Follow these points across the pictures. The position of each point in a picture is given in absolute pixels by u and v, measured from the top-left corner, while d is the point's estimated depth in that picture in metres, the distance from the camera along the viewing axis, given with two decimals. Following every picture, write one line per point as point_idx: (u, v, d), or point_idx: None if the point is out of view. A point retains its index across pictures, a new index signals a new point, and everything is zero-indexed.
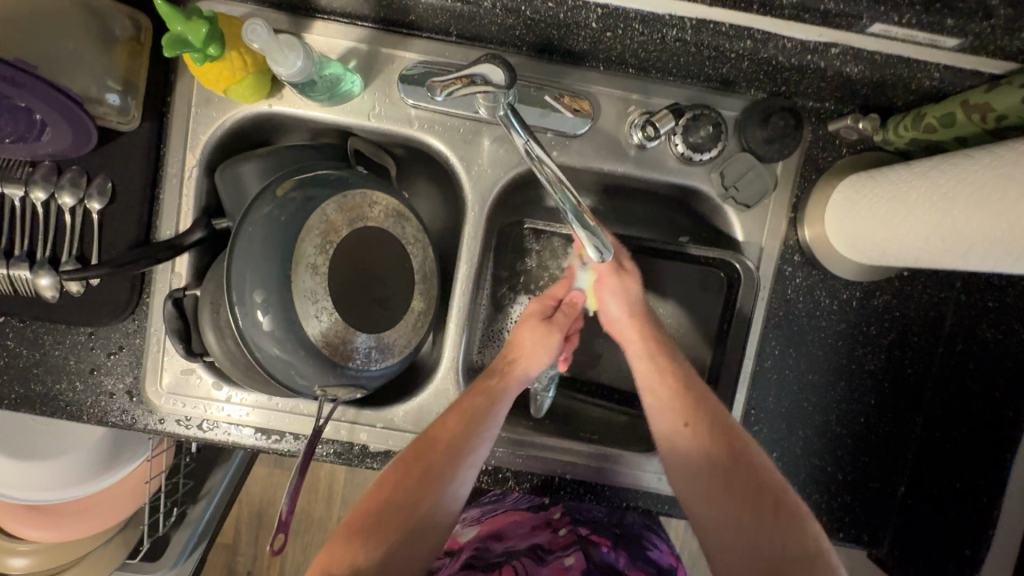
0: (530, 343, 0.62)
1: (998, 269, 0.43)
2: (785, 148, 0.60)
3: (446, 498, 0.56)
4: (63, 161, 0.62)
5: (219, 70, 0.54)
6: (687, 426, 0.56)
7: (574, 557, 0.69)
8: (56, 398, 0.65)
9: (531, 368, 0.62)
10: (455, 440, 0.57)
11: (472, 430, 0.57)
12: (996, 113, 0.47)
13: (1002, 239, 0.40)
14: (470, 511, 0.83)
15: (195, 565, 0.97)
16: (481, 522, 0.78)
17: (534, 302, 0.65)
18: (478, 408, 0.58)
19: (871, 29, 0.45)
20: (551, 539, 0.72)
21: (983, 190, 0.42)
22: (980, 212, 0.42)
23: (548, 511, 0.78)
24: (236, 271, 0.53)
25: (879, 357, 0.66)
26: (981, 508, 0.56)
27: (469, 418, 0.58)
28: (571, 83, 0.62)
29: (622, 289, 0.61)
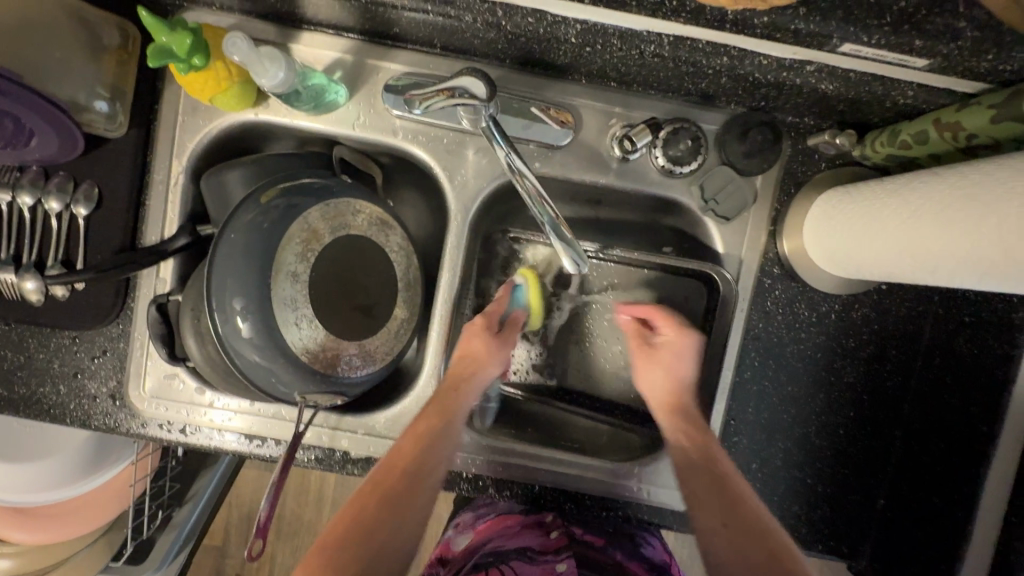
0: (479, 354, 0.65)
1: (968, 286, 0.44)
2: (764, 162, 0.61)
3: (410, 521, 0.57)
4: (51, 167, 0.63)
5: (204, 79, 0.55)
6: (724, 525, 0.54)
7: (565, 563, 0.63)
8: (40, 400, 0.65)
9: (481, 382, 0.65)
10: (412, 464, 0.59)
11: (429, 451, 0.60)
12: (967, 132, 0.48)
13: (970, 257, 0.41)
14: (465, 516, 0.79)
15: (179, 568, 0.97)
16: (474, 529, 0.74)
17: (479, 317, 0.67)
18: (432, 430, 0.61)
19: (842, 49, 0.46)
20: (542, 541, 0.66)
21: (953, 208, 0.42)
22: (949, 230, 0.42)
23: (540, 513, 0.71)
24: (217, 277, 0.54)
25: (858, 370, 0.66)
26: (957, 523, 0.56)
27: (426, 441, 0.60)
28: (553, 95, 0.63)
29: (653, 373, 0.65)
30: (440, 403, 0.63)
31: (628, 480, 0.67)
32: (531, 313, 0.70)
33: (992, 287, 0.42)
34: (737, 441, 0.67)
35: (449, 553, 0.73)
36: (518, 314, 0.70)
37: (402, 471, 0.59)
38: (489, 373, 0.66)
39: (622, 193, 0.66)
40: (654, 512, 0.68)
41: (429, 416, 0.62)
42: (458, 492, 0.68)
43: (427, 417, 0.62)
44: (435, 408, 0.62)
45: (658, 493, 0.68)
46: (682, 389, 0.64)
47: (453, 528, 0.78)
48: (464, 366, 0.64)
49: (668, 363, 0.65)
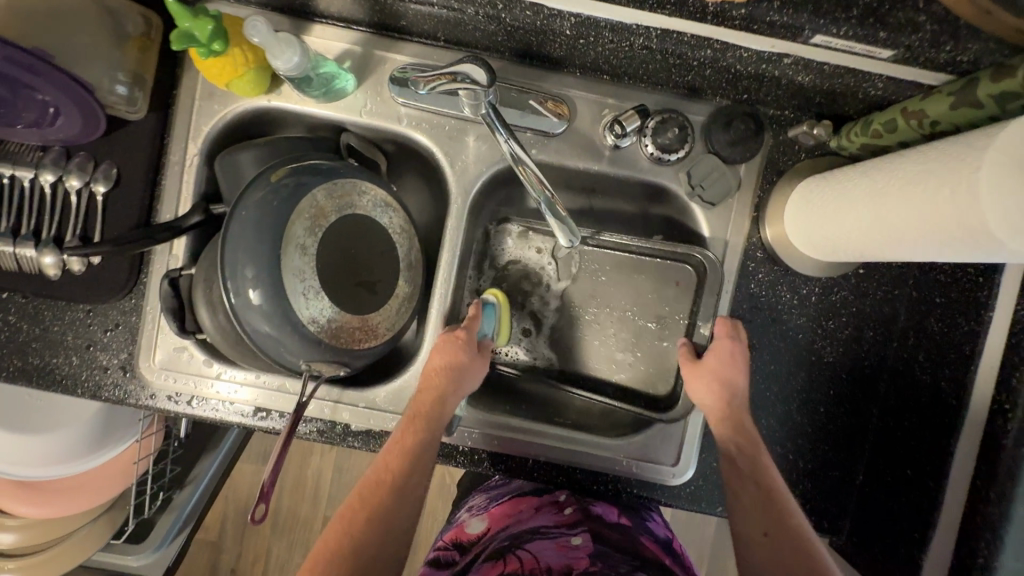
0: (459, 370, 0.65)
1: (932, 258, 0.47)
2: (747, 151, 0.65)
3: (396, 537, 0.61)
4: (72, 147, 0.66)
5: (222, 64, 0.59)
6: (767, 536, 0.59)
7: (580, 537, 0.68)
8: (53, 371, 0.68)
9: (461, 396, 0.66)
10: (395, 481, 0.62)
11: (412, 467, 0.62)
12: (930, 119, 0.52)
13: (938, 227, 0.44)
14: (478, 499, 0.84)
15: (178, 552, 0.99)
16: (489, 512, 0.78)
17: (458, 333, 0.67)
18: (412, 446, 0.62)
19: (814, 40, 0.50)
20: (556, 518, 0.72)
21: (921, 183, 0.45)
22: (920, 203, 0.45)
23: (553, 494, 0.76)
24: (230, 247, 0.57)
25: (837, 350, 0.69)
26: (928, 493, 0.59)
27: (407, 458, 0.62)
28: (550, 87, 0.67)
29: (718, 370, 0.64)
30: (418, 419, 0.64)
31: (619, 455, 0.70)
32: (498, 333, 0.72)
33: (954, 258, 0.45)
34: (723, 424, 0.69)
35: (462, 536, 0.77)
36: (488, 333, 0.70)
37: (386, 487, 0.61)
38: (470, 388, 0.67)
39: (613, 180, 0.70)
40: (643, 487, 0.71)
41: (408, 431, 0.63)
42: (454, 464, 0.71)
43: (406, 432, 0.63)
44: (413, 424, 0.64)
45: (648, 469, 0.70)
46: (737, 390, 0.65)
47: (464, 511, 0.83)
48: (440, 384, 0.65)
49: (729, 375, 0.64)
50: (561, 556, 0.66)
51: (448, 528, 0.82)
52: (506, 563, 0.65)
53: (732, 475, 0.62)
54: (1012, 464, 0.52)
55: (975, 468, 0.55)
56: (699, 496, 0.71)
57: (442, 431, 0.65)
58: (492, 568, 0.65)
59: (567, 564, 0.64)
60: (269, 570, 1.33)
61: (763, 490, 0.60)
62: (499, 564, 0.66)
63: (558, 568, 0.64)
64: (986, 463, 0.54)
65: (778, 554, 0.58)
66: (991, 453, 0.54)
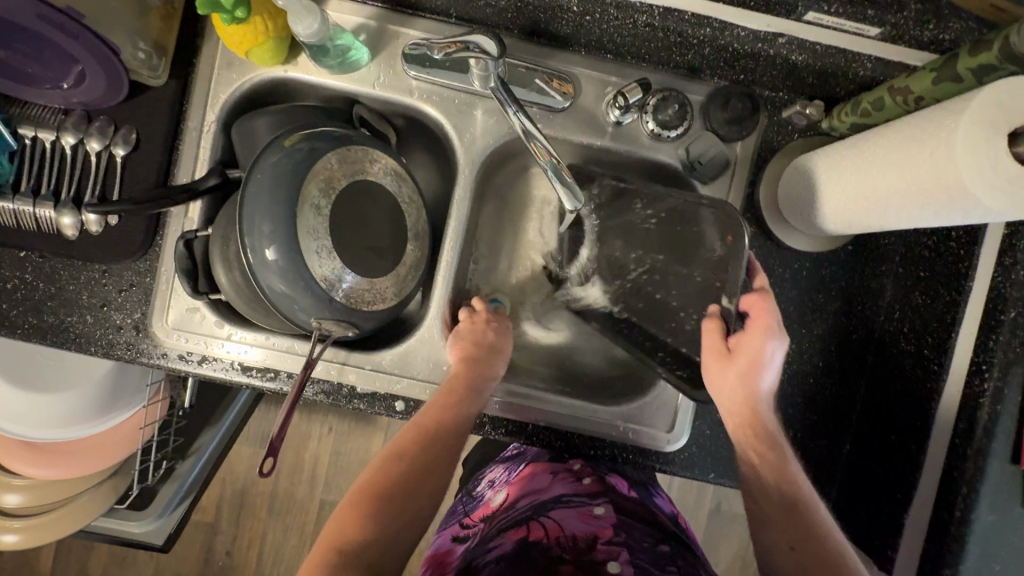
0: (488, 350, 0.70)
1: (922, 221, 0.50)
2: (743, 129, 0.68)
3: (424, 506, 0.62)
4: (94, 111, 0.68)
5: (243, 32, 0.61)
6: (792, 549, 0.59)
7: (603, 507, 0.66)
8: (66, 329, 0.69)
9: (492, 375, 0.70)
10: (426, 452, 0.64)
11: (445, 441, 0.64)
12: (914, 95, 0.55)
13: (925, 188, 0.47)
14: (498, 474, 0.83)
15: (184, 511, 1.04)
16: (508, 484, 0.78)
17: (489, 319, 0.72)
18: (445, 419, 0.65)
19: (807, 16, 0.53)
20: (575, 487, 0.70)
21: (907, 147, 0.48)
22: (907, 166, 0.48)
23: (567, 462, 0.75)
24: (248, 205, 0.59)
25: (827, 322, 0.72)
26: (912, 455, 0.63)
27: (438, 442, 0.64)
28: (557, 65, 0.70)
29: (740, 371, 0.62)
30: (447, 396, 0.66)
31: (617, 421, 0.73)
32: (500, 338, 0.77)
33: (942, 221, 0.48)
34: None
35: (489, 511, 0.76)
36: None
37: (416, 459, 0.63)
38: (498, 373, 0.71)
39: (615, 155, 0.73)
40: (639, 452, 0.73)
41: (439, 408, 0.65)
42: None
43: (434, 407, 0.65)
44: (448, 402, 0.66)
45: (643, 434, 0.73)
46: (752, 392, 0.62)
47: (488, 488, 0.82)
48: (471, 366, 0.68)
49: (756, 371, 0.62)
50: (586, 525, 0.63)
51: (472, 503, 0.82)
52: (530, 529, 0.63)
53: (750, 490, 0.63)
54: (987, 420, 0.57)
55: (954, 426, 0.60)
56: (693, 462, 0.73)
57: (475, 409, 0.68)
58: (514, 534, 0.63)
59: (592, 533, 0.62)
60: (263, 557, 1.30)
61: (788, 499, 0.61)
62: (523, 530, 0.64)
63: (583, 537, 0.62)
64: (964, 421, 0.59)
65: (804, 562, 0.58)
66: (970, 410, 0.58)
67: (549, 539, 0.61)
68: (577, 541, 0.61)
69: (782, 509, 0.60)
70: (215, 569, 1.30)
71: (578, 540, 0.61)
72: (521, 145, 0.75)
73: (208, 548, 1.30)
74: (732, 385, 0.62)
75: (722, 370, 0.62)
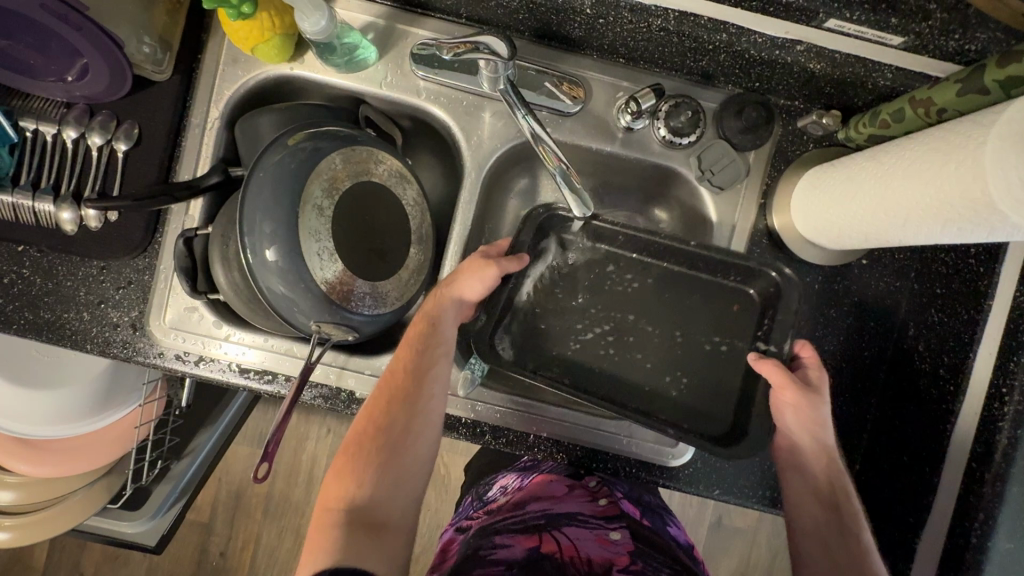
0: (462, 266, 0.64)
1: (947, 238, 0.48)
2: (757, 138, 0.66)
3: (416, 429, 0.62)
4: (96, 106, 0.67)
5: (250, 28, 0.60)
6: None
7: (619, 533, 0.66)
8: (62, 326, 0.68)
9: (465, 291, 0.64)
10: (406, 371, 0.63)
11: (421, 360, 0.63)
12: (937, 107, 0.53)
13: (953, 204, 0.45)
14: (510, 479, 0.80)
15: (180, 509, 1.03)
16: (519, 487, 0.76)
17: (477, 254, 0.64)
18: (418, 338, 0.64)
19: (828, 24, 0.51)
20: (592, 508, 0.70)
21: (933, 162, 0.46)
22: (932, 180, 0.46)
23: (583, 480, 0.75)
24: (250, 203, 0.58)
25: (839, 339, 0.70)
26: (924, 478, 0.61)
27: (414, 363, 0.63)
28: (567, 68, 0.69)
29: (805, 406, 0.61)
30: (424, 346, 0.64)
31: (621, 435, 0.71)
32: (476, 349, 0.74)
33: (970, 239, 0.46)
34: (754, 403, 0.64)
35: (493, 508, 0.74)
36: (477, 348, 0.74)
37: (399, 411, 0.61)
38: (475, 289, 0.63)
39: (625, 161, 0.71)
40: (641, 466, 0.71)
41: (418, 359, 0.63)
42: (456, 436, 0.71)
43: (409, 356, 0.64)
44: (420, 326, 0.65)
45: (647, 448, 0.71)
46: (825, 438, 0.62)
47: (496, 489, 0.79)
48: (451, 312, 0.64)
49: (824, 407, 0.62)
50: (603, 550, 0.62)
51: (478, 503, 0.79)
52: (543, 541, 0.63)
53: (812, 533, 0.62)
54: (1007, 443, 0.54)
55: (971, 449, 0.58)
56: (698, 478, 0.71)
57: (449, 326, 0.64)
58: (527, 540, 0.63)
59: (608, 559, 0.61)
60: (257, 559, 1.29)
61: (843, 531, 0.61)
62: (536, 539, 0.63)
63: (600, 562, 0.60)
64: (982, 444, 0.57)
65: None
66: (987, 433, 0.56)
67: (563, 556, 0.60)
68: (592, 564, 0.60)
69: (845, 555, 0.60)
70: (209, 569, 1.28)
71: (593, 564, 0.59)
72: (530, 150, 0.74)
73: (201, 548, 1.28)
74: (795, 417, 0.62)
75: (806, 401, 0.61)
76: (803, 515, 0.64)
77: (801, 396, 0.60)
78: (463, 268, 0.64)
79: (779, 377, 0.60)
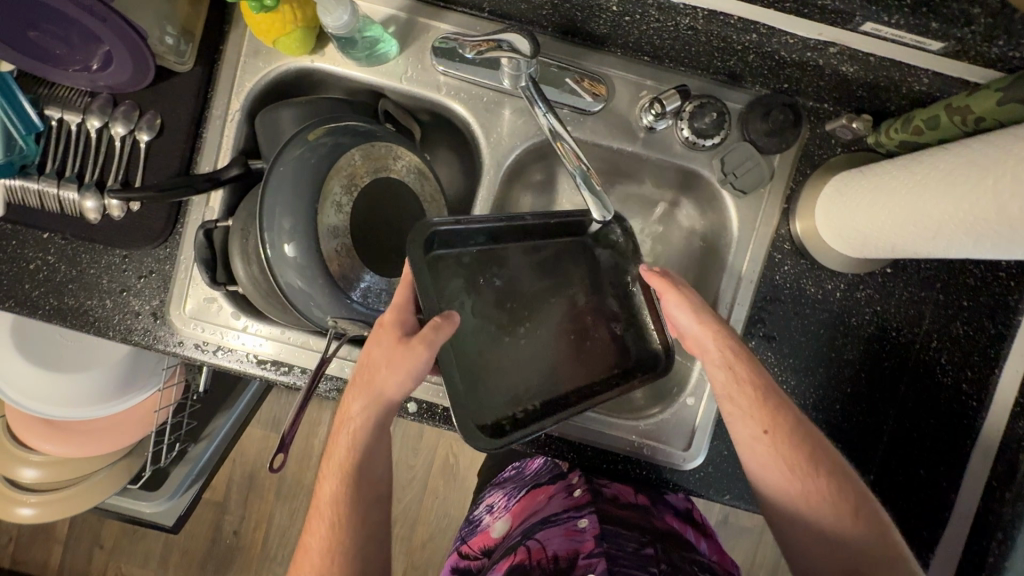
0: (378, 362, 0.59)
1: (986, 253, 0.46)
2: (783, 141, 0.65)
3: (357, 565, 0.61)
4: (119, 96, 0.68)
5: (272, 20, 0.60)
6: (766, 434, 0.59)
7: (588, 519, 0.65)
8: (85, 312, 0.69)
9: (386, 392, 0.59)
10: (341, 502, 0.61)
11: (351, 482, 0.61)
12: (974, 115, 0.52)
13: (997, 220, 0.43)
14: (497, 497, 0.82)
15: (199, 487, 1.05)
16: (509, 511, 0.78)
17: (388, 314, 0.59)
18: (343, 457, 0.62)
19: (863, 27, 0.50)
20: (567, 502, 0.69)
21: (976, 177, 0.44)
22: (973, 193, 0.44)
23: (566, 477, 0.74)
24: (269, 198, 0.57)
25: (858, 347, 0.68)
26: (940, 492, 0.62)
27: (345, 488, 0.61)
28: (590, 66, 0.67)
29: (683, 300, 0.62)
30: (357, 457, 0.62)
31: (631, 438, 0.71)
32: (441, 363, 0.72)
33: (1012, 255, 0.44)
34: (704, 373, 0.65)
35: (488, 540, 0.77)
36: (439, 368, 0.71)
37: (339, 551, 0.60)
38: (394, 390, 0.59)
39: (646, 161, 0.70)
40: (653, 469, 0.71)
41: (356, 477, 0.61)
42: None
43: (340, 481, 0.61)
44: (343, 442, 0.62)
45: (659, 451, 0.71)
46: (751, 389, 0.60)
47: (486, 512, 0.81)
48: (375, 416, 0.61)
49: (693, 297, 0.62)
50: (568, 542, 0.63)
51: (469, 529, 0.82)
52: (516, 555, 0.64)
53: (750, 443, 0.60)
54: None
55: None
56: (708, 482, 0.71)
57: (374, 438, 0.62)
58: (505, 563, 0.65)
59: (574, 550, 0.61)
60: (269, 539, 1.32)
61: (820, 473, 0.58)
62: (511, 557, 0.65)
63: (565, 556, 0.61)
64: None
65: (777, 446, 0.59)
66: None
67: (531, 563, 0.62)
68: (557, 563, 0.60)
69: (793, 459, 0.58)
70: (223, 547, 1.32)
71: (559, 562, 0.61)
72: (549, 147, 0.73)
73: (216, 526, 1.31)
74: (677, 306, 0.62)
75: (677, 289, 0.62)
76: (737, 429, 0.61)
77: (678, 293, 0.62)
78: (380, 365, 0.59)
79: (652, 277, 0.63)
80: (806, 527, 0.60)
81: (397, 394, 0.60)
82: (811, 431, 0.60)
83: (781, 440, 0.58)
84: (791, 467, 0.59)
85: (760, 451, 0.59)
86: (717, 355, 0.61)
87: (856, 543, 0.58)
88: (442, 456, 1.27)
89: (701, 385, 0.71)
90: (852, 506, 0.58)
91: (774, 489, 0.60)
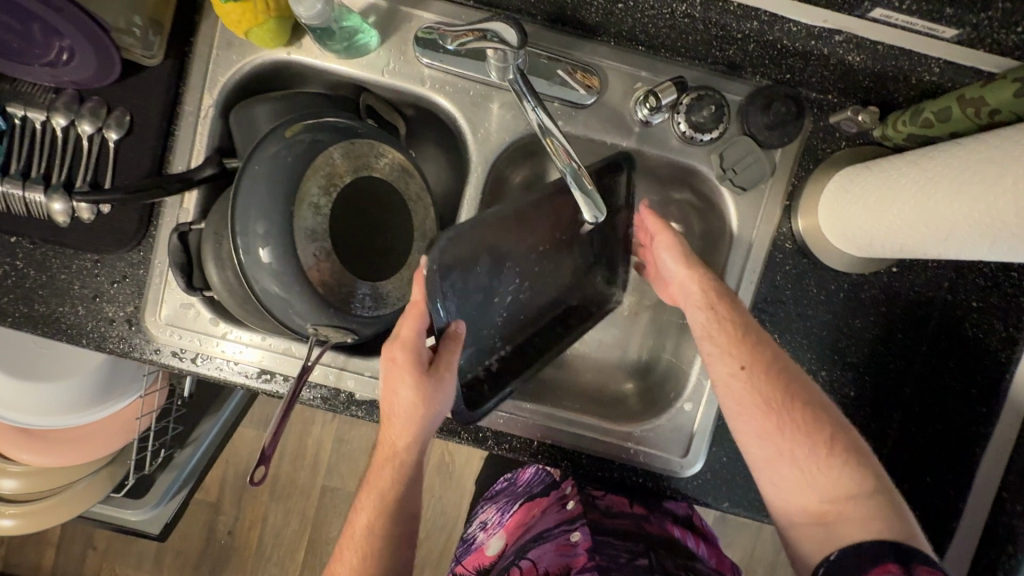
0: (407, 401, 0.56)
1: (999, 254, 0.43)
2: (785, 135, 0.62)
3: None
4: (86, 91, 0.64)
5: (244, 11, 0.56)
6: (743, 369, 0.58)
7: (580, 532, 0.63)
8: (57, 319, 0.66)
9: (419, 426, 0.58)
10: (381, 541, 0.59)
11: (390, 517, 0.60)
12: (989, 107, 0.48)
13: (1012, 219, 0.40)
14: (490, 513, 0.81)
15: (188, 490, 1.04)
16: (503, 527, 0.77)
17: (402, 351, 0.55)
18: (380, 493, 0.60)
19: (873, 13, 0.47)
20: (560, 516, 0.68)
21: (991, 173, 0.42)
22: (987, 189, 0.41)
23: (560, 488, 0.73)
24: (242, 201, 0.54)
25: (862, 350, 0.66)
26: (947, 498, 0.61)
27: (386, 524, 0.59)
28: (582, 56, 0.64)
29: (672, 243, 0.63)
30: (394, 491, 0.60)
31: (628, 445, 0.68)
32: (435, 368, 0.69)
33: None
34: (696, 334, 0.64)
35: (484, 559, 0.75)
36: None
37: None
38: (426, 422, 0.58)
39: (641, 156, 0.67)
40: (650, 476, 0.69)
41: (389, 508, 0.60)
42: (458, 441, 0.69)
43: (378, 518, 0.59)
44: (380, 479, 0.60)
45: (656, 459, 0.68)
46: (728, 325, 0.59)
47: (480, 530, 0.80)
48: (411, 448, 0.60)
49: (678, 242, 0.63)
50: (560, 557, 0.62)
51: (465, 549, 0.80)
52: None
53: (729, 383, 0.59)
54: None
55: None
56: (707, 490, 0.69)
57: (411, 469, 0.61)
58: None
59: (565, 565, 0.60)
60: (263, 540, 1.30)
61: (798, 410, 0.56)
62: None
63: (557, 572, 0.60)
64: None
65: (753, 384, 0.58)
66: None
67: None
68: None
69: (768, 397, 0.57)
70: (216, 548, 1.30)
71: None
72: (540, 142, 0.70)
73: (209, 528, 1.29)
74: (664, 248, 0.63)
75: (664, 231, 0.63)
76: (716, 366, 0.60)
77: (667, 238, 0.63)
78: (407, 401, 0.56)
79: (647, 219, 0.64)
80: (788, 469, 0.56)
81: (429, 425, 0.59)
82: (795, 370, 0.59)
83: (757, 376, 0.57)
84: (767, 403, 0.57)
85: (736, 389, 0.58)
86: (698, 295, 0.61)
87: (831, 478, 0.55)
88: (437, 456, 1.25)
89: (699, 389, 0.69)
90: (828, 440, 0.56)
91: (748, 430, 0.58)
